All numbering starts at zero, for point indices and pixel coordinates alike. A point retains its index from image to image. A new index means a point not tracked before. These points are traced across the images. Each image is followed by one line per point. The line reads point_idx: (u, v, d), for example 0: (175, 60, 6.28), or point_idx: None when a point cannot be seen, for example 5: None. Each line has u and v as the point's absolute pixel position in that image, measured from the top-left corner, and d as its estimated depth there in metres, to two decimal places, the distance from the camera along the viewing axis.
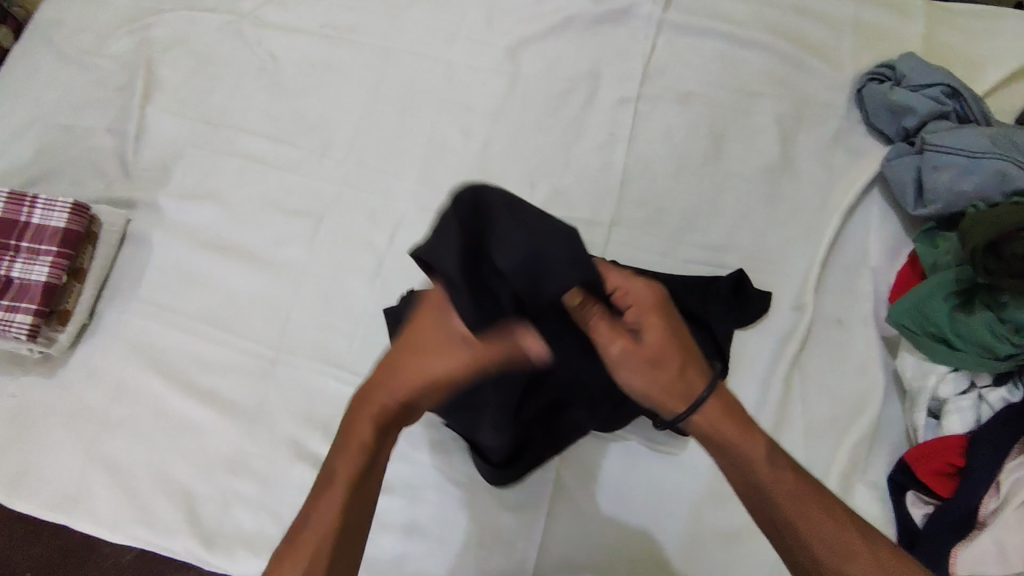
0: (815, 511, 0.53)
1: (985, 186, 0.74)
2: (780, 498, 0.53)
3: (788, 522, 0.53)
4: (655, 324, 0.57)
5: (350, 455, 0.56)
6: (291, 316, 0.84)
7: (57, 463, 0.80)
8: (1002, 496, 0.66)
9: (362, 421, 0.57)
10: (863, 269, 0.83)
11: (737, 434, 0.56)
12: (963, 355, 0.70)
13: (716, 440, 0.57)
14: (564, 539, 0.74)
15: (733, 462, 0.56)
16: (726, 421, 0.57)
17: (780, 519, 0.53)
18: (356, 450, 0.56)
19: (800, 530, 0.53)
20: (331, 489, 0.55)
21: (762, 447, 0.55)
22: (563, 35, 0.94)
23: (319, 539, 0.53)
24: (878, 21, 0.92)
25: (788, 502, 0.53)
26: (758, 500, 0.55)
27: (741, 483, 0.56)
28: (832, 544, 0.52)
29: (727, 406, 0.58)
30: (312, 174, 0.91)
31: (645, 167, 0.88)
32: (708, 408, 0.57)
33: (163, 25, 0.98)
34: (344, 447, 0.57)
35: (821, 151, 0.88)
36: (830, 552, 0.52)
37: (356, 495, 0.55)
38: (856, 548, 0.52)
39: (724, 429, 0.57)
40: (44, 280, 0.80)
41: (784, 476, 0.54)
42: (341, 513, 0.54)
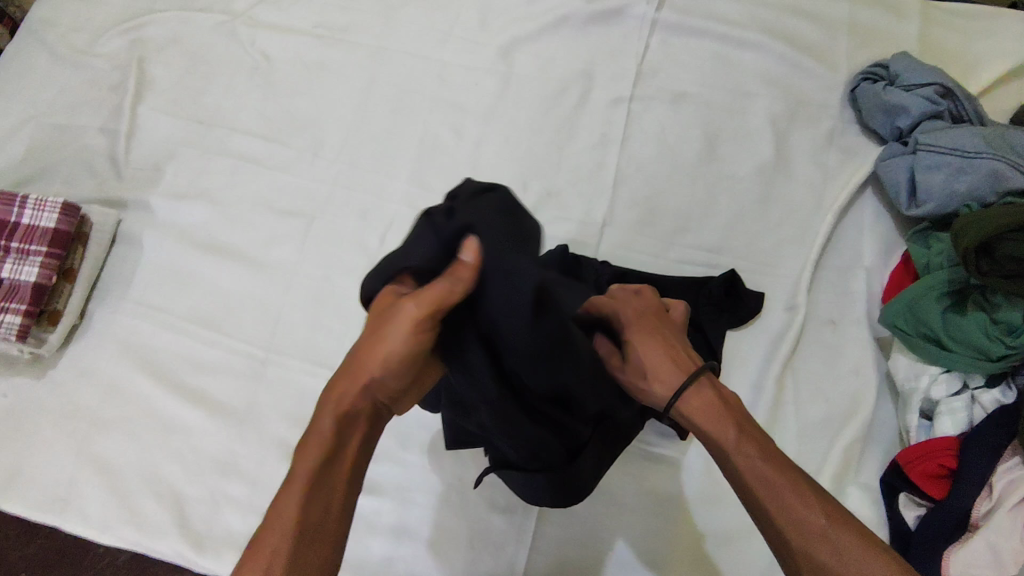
0: (785, 493, 0.50)
1: (979, 187, 0.74)
2: (750, 485, 0.51)
3: (759, 506, 0.51)
4: (639, 332, 0.57)
5: (309, 453, 0.49)
6: (282, 317, 0.84)
7: (47, 464, 0.79)
8: (994, 499, 0.65)
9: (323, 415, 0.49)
10: (856, 270, 0.83)
11: (709, 421, 0.54)
12: (956, 356, 0.70)
13: (693, 425, 0.55)
14: (555, 541, 0.74)
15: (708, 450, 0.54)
16: (702, 409, 0.54)
17: (753, 508, 0.52)
18: (317, 447, 0.49)
19: (768, 514, 0.50)
20: (290, 490, 0.49)
21: (731, 431, 0.53)
22: (556, 35, 0.94)
23: (274, 547, 0.48)
24: (872, 21, 0.92)
25: (757, 487, 0.51)
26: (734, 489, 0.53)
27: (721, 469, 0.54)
28: (800, 527, 0.49)
29: (707, 391, 0.55)
30: (304, 175, 0.90)
31: (638, 167, 0.88)
32: (686, 400, 0.55)
33: (155, 24, 0.98)
34: (304, 447, 0.49)
35: (815, 151, 0.88)
36: (801, 535, 0.49)
37: (317, 497, 0.49)
38: (823, 531, 0.49)
39: (697, 415, 0.54)
40: (34, 280, 0.80)
41: (751, 460, 0.52)
42: (300, 519, 0.48)
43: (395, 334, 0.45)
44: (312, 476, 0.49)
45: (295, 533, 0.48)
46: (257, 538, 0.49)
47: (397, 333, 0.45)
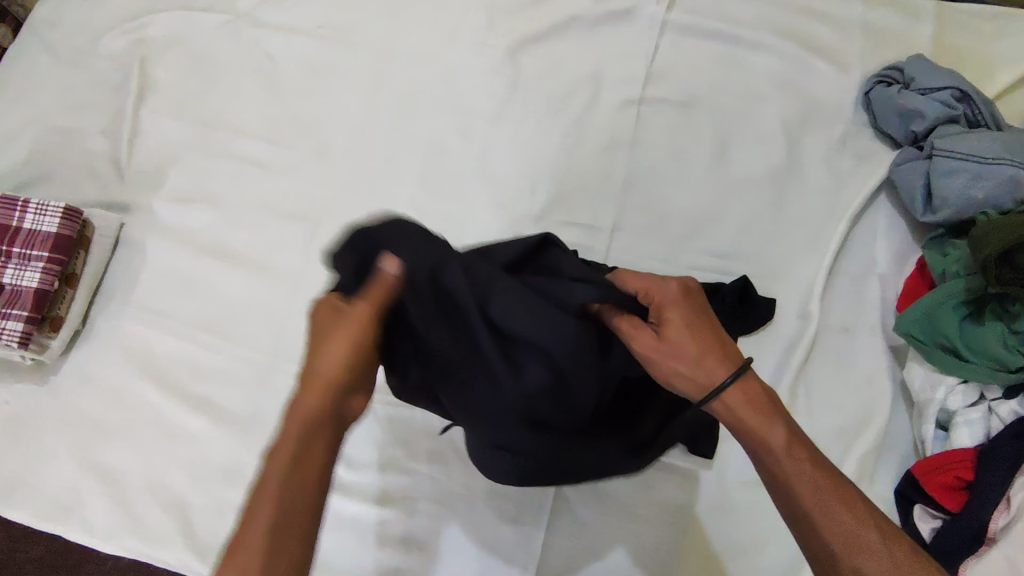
0: (834, 501, 0.50)
1: (997, 195, 0.72)
2: (798, 488, 0.50)
3: (803, 510, 0.50)
4: (678, 316, 0.54)
5: (275, 455, 0.48)
6: (287, 322, 0.83)
7: (49, 471, 0.78)
8: (1012, 512, 0.63)
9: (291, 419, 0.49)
10: (871, 277, 0.81)
11: (757, 419, 0.53)
12: (974, 368, 0.69)
13: (734, 420, 0.54)
14: (564, 551, 0.73)
15: (751, 449, 0.53)
16: (747, 404, 0.53)
17: (797, 512, 0.50)
18: (287, 442, 0.48)
19: (814, 521, 0.49)
20: (262, 495, 0.47)
21: (780, 431, 0.52)
22: (565, 36, 0.92)
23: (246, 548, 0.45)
24: (887, 22, 0.90)
25: (805, 491, 0.50)
26: (775, 488, 0.51)
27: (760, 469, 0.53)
28: (848, 536, 0.49)
29: (748, 391, 0.54)
30: (309, 178, 0.89)
31: (648, 171, 0.87)
32: (730, 394, 0.54)
33: (157, 24, 0.97)
34: (270, 460, 0.49)
35: (829, 155, 0.86)
36: (848, 545, 0.48)
37: (287, 497, 0.47)
38: (872, 543, 0.48)
39: (744, 414, 0.53)
40: (35, 286, 0.79)
41: (803, 464, 0.51)
42: (271, 516, 0.46)
43: (326, 323, 0.50)
44: (282, 480, 0.47)
45: (263, 535, 0.46)
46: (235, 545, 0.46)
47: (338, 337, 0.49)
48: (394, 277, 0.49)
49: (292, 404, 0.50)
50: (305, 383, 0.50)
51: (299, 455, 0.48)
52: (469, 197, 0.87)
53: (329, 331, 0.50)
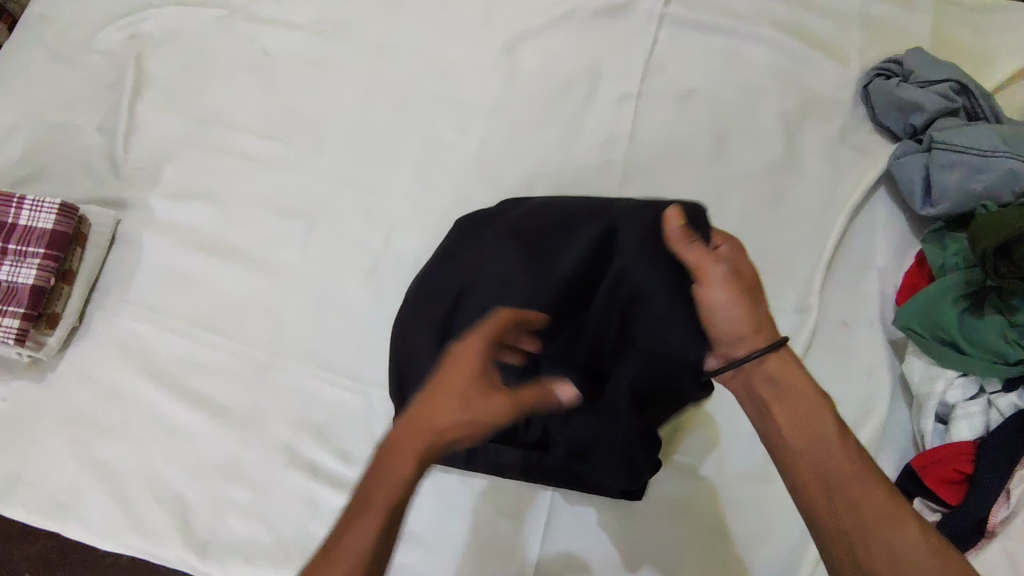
0: (872, 476, 0.49)
1: (997, 186, 0.72)
2: (837, 454, 0.50)
3: (837, 476, 0.50)
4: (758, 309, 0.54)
5: (388, 483, 0.42)
6: (285, 318, 0.83)
7: (47, 469, 0.78)
8: (1011, 505, 0.63)
9: (420, 452, 0.43)
10: (869, 271, 0.81)
11: (803, 387, 0.54)
12: (973, 361, 0.68)
13: (774, 384, 0.54)
14: (561, 546, 0.72)
15: (796, 416, 0.53)
16: (788, 368, 0.54)
17: (829, 478, 0.50)
18: (404, 468, 0.42)
19: (850, 493, 0.49)
20: (367, 512, 0.42)
21: (831, 407, 0.53)
22: (563, 30, 0.92)
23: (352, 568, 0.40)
24: (885, 15, 0.90)
25: (842, 459, 0.50)
26: (809, 453, 0.51)
27: (797, 436, 0.52)
28: (887, 513, 0.48)
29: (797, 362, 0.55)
30: (306, 174, 0.89)
31: (647, 165, 0.86)
32: (778, 359, 0.54)
33: (153, 19, 0.96)
34: (387, 469, 0.43)
35: (827, 149, 0.86)
36: (878, 517, 0.47)
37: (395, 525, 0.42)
38: (907, 522, 0.47)
39: (793, 383, 0.54)
40: (31, 283, 0.78)
41: (849, 439, 0.51)
42: (369, 556, 0.41)
43: (465, 366, 0.46)
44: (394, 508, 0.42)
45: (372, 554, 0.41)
46: (329, 561, 0.41)
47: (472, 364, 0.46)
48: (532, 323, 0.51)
49: (398, 435, 0.44)
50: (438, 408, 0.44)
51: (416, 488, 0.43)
52: (466, 193, 0.86)
53: (480, 370, 0.46)
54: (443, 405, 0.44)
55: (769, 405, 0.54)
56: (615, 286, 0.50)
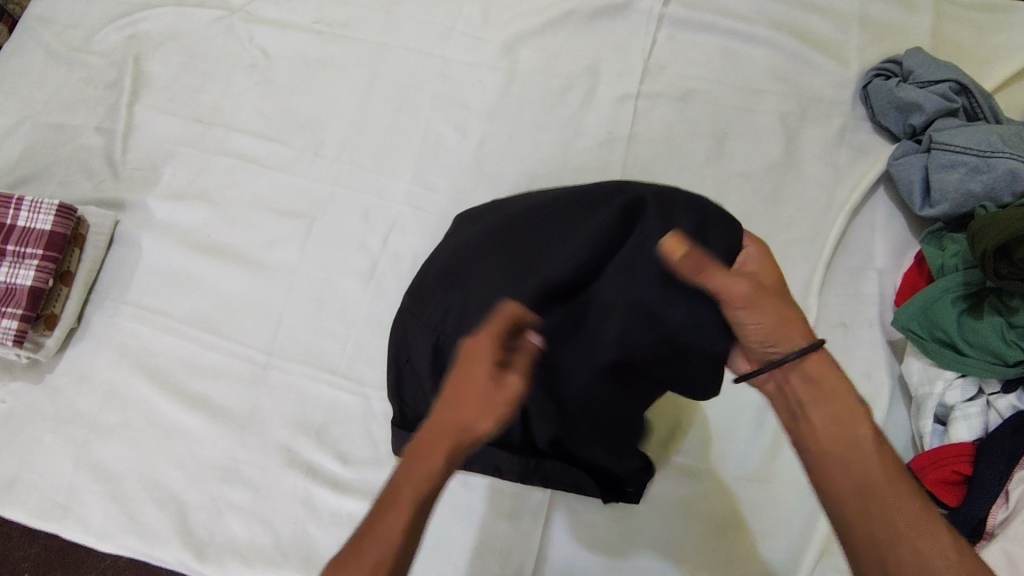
0: (907, 487, 0.50)
1: (996, 187, 0.71)
2: (875, 464, 0.51)
3: (874, 484, 0.50)
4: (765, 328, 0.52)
5: (409, 486, 0.45)
6: (283, 319, 0.83)
7: (45, 470, 0.78)
8: (1011, 506, 0.63)
9: (434, 454, 0.45)
10: (869, 271, 0.81)
11: (843, 396, 0.54)
12: (971, 361, 0.68)
13: (814, 391, 0.54)
14: (561, 546, 0.73)
15: (829, 419, 0.53)
16: (826, 374, 0.54)
17: (866, 485, 0.51)
18: (425, 469, 0.44)
19: (885, 502, 0.50)
20: (394, 512, 0.45)
21: (864, 413, 0.53)
22: (561, 30, 0.92)
23: (376, 563, 0.44)
24: (885, 15, 0.90)
25: (880, 467, 0.51)
26: (849, 461, 0.52)
27: (835, 443, 0.53)
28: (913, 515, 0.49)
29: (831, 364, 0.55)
30: (304, 174, 0.89)
31: (645, 166, 0.86)
32: (815, 362, 0.54)
33: (152, 20, 0.96)
34: (406, 475, 0.45)
35: (826, 149, 0.86)
36: (913, 527, 0.48)
37: (421, 519, 0.45)
38: (941, 532, 0.48)
39: (834, 389, 0.54)
40: (30, 284, 0.78)
41: (880, 442, 0.52)
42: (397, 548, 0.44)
43: (481, 370, 0.45)
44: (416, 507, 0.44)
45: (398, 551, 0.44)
46: (356, 554, 0.45)
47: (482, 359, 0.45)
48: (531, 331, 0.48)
49: (422, 441, 0.46)
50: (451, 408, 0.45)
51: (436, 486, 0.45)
52: (465, 193, 0.86)
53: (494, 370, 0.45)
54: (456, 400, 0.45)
55: (806, 406, 0.54)
56: (629, 283, 0.49)
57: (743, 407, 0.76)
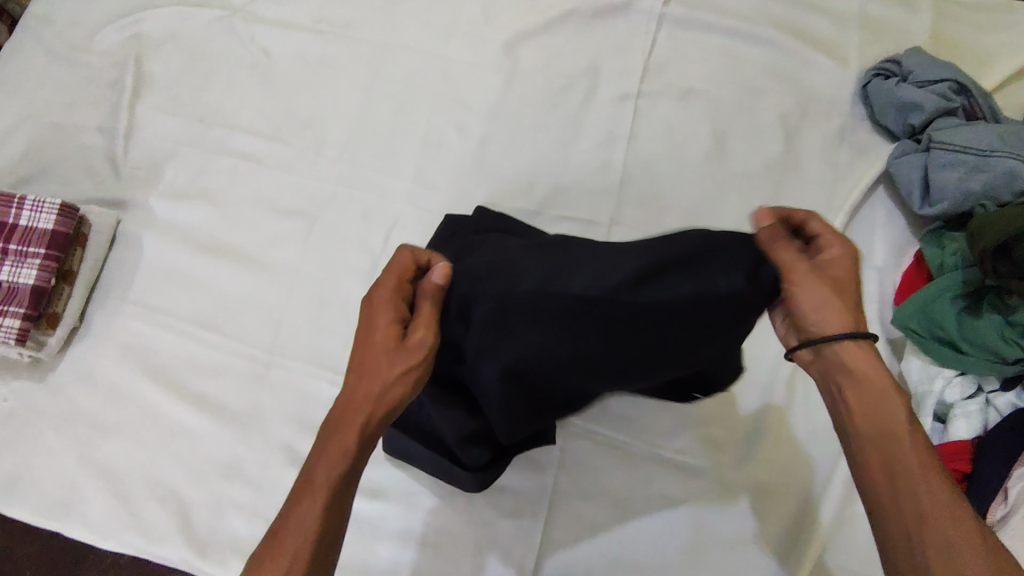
0: (938, 474, 0.50)
1: (996, 186, 0.72)
2: (907, 449, 0.51)
3: (905, 469, 0.50)
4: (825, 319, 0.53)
5: (329, 459, 0.52)
6: (285, 318, 0.83)
7: (47, 468, 0.78)
8: (1009, 504, 0.63)
9: (349, 425, 0.53)
10: (868, 270, 0.81)
11: (882, 383, 0.53)
12: (971, 360, 0.68)
13: (853, 377, 0.54)
14: (563, 545, 0.73)
15: (865, 403, 0.53)
16: (869, 362, 0.53)
17: (897, 470, 0.51)
18: (342, 442, 0.52)
19: (916, 486, 0.50)
20: (313, 490, 0.51)
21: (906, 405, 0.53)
22: (562, 30, 0.92)
23: (295, 553, 0.48)
24: (885, 14, 0.90)
25: (912, 453, 0.51)
26: (883, 446, 0.52)
27: (871, 428, 0.53)
28: (943, 502, 0.49)
29: (875, 355, 0.54)
30: (305, 173, 0.89)
31: (645, 164, 0.86)
32: (859, 350, 0.53)
33: (152, 20, 0.96)
34: (325, 453, 0.52)
35: (826, 148, 0.86)
36: (942, 511, 0.49)
37: (337, 503, 0.51)
38: (967, 521, 0.48)
39: (873, 378, 0.53)
40: (32, 283, 0.78)
41: (914, 430, 0.52)
42: (320, 520, 0.50)
43: (380, 342, 0.54)
44: (336, 478, 0.51)
45: (317, 539, 0.49)
46: (282, 528, 0.50)
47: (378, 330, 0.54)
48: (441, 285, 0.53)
49: (336, 418, 0.53)
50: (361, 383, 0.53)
51: (347, 463, 0.51)
52: (467, 193, 0.87)
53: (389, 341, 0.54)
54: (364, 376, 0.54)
55: (845, 390, 0.54)
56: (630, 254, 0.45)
57: (739, 404, 0.77)
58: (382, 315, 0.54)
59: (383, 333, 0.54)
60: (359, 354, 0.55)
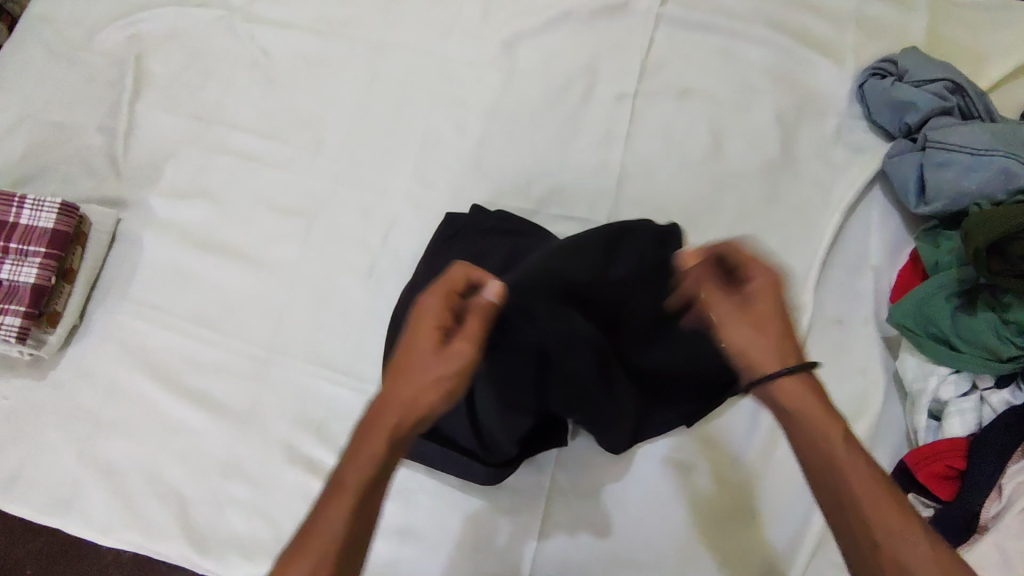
0: (880, 492, 0.50)
1: (991, 185, 0.72)
2: (844, 470, 0.51)
3: (847, 491, 0.50)
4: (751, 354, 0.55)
5: (359, 463, 0.50)
6: (284, 316, 0.83)
7: (48, 465, 0.79)
8: (1003, 500, 0.65)
9: (377, 430, 0.51)
10: (864, 268, 0.82)
11: (815, 412, 0.53)
12: (966, 357, 0.69)
13: (784, 410, 0.54)
14: (560, 543, 0.73)
15: (803, 436, 0.53)
16: (797, 394, 0.53)
17: (840, 493, 0.50)
18: (371, 446, 0.50)
19: (859, 508, 0.49)
20: (342, 493, 0.50)
21: (839, 427, 0.52)
22: (560, 29, 0.92)
23: (321, 554, 0.47)
24: (881, 14, 0.90)
25: (850, 473, 0.50)
26: (823, 471, 0.52)
27: (811, 457, 0.53)
28: (892, 525, 0.48)
29: (810, 385, 0.54)
30: (304, 172, 0.89)
31: (643, 163, 0.87)
32: (787, 384, 0.53)
33: (152, 19, 0.97)
34: (353, 455, 0.50)
35: (822, 147, 0.86)
36: (888, 527, 0.48)
37: (366, 506, 0.49)
38: (914, 536, 0.48)
39: (805, 407, 0.53)
40: (32, 282, 0.79)
41: (857, 455, 0.51)
42: (346, 526, 0.48)
43: (423, 347, 0.52)
44: (364, 484, 0.49)
45: (342, 543, 0.48)
46: (308, 531, 0.49)
47: (422, 335, 0.52)
48: (494, 303, 0.50)
49: (369, 419, 0.52)
50: (396, 388, 0.52)
51: (379, 467, 0.50)
52: (466, 191, 0.87)
53: (431, 348, 0.52)
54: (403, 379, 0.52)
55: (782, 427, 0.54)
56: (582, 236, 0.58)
57: (737, 403, 0.77)
58: (427, 322, 0.52)
59: (427, 338, 0.52)
60: (398, 357, 0.54)
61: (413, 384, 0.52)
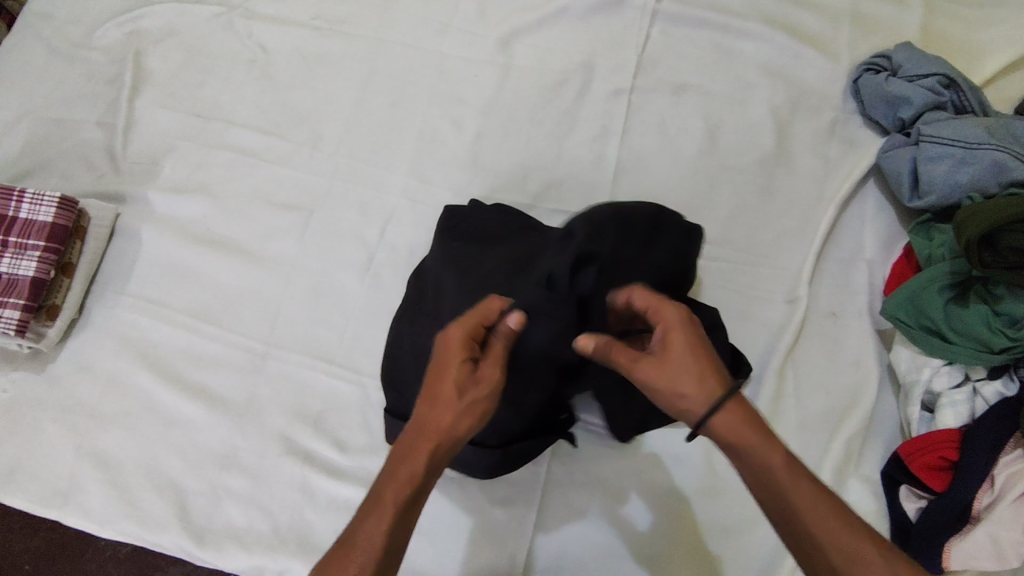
0: (833, 520, 0.49)
1: (983, 178, 0.73)
2: (798, 502, 0.49)
3: (803, 526, 0.49)
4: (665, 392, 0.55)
5: (400, 475, 0.50)
6: (282, 311, 0.84)
7: (46, 458, 0.79)
8: (995, 491, 0.65)
9: (418, 451, 0.51)
10: (859, 262, 0.82)
11: (755, 441, 0.51)
12: (957, 349, 0.69)
13: (725, 440, 0.52)
14: (555, 535, 0.74)
15: (750, 469, 0.51)
16: (735, 426, 0.51)
17: (797, 527, 0.49)
18: (415, 462, 0.50)
19: (820, 542, 0.48)
20: (381, 506, 0.49)
21: (783, 453, 0.51)
22: (556, 26, 0.93)
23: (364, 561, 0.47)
24: (875, 10, 0.91)
25: (805, 505, 0.49)
26: (774, 503, 0.50)
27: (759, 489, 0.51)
28: (852, 556, 0.48)
29: (746, 412, 0.52)
30: (302, 168, 0.90)
31: (638, 158, 0.87)
32: (725, 419, 0.51)
33: (151, 16, 0.98)
34: (393, 469, 0.50)
35: (817, 141, 0.87)
36: (848, 560, 0.48)
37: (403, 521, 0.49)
38: (876, 567, 0.47)
39: (743, 438, 0.51)
40: (31, 275, 0.79)
41: (800, 481, 0.50)
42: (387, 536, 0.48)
43: (456, 377, 0.53)
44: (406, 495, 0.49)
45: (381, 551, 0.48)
46: (348, 539, 0.48)
47: (453, 364, 0.53)
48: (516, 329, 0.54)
49: (410, 435, 0.52)
50: (429, 412, 0.52)
51: (420, 483, 0.50)
52: (462, 187, 0.87)
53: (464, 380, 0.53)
54: (436, 403, 0.52)
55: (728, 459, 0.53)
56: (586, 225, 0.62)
57: None
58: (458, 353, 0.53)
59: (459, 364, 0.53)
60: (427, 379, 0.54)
61: (445, 413, 0.52)
